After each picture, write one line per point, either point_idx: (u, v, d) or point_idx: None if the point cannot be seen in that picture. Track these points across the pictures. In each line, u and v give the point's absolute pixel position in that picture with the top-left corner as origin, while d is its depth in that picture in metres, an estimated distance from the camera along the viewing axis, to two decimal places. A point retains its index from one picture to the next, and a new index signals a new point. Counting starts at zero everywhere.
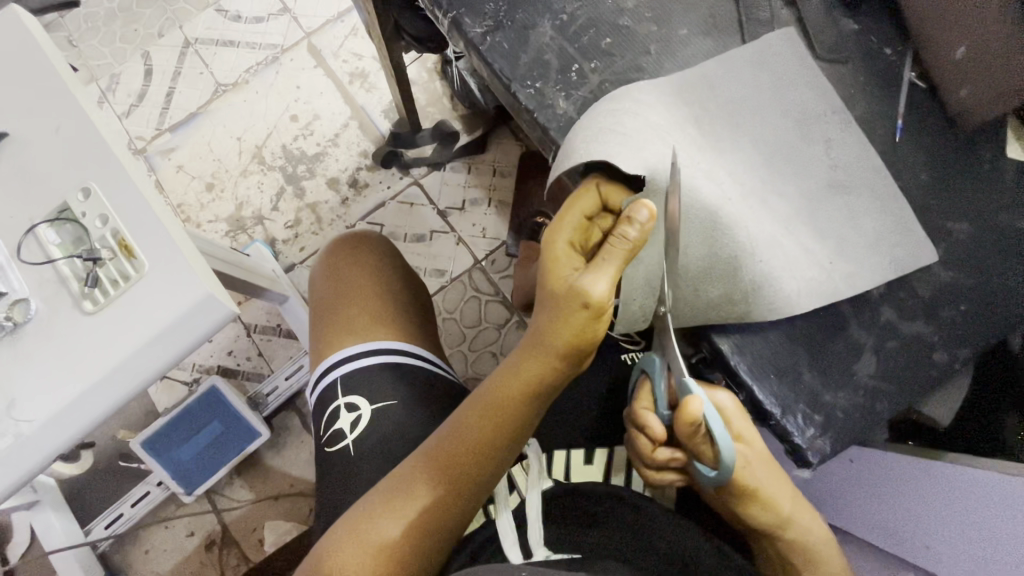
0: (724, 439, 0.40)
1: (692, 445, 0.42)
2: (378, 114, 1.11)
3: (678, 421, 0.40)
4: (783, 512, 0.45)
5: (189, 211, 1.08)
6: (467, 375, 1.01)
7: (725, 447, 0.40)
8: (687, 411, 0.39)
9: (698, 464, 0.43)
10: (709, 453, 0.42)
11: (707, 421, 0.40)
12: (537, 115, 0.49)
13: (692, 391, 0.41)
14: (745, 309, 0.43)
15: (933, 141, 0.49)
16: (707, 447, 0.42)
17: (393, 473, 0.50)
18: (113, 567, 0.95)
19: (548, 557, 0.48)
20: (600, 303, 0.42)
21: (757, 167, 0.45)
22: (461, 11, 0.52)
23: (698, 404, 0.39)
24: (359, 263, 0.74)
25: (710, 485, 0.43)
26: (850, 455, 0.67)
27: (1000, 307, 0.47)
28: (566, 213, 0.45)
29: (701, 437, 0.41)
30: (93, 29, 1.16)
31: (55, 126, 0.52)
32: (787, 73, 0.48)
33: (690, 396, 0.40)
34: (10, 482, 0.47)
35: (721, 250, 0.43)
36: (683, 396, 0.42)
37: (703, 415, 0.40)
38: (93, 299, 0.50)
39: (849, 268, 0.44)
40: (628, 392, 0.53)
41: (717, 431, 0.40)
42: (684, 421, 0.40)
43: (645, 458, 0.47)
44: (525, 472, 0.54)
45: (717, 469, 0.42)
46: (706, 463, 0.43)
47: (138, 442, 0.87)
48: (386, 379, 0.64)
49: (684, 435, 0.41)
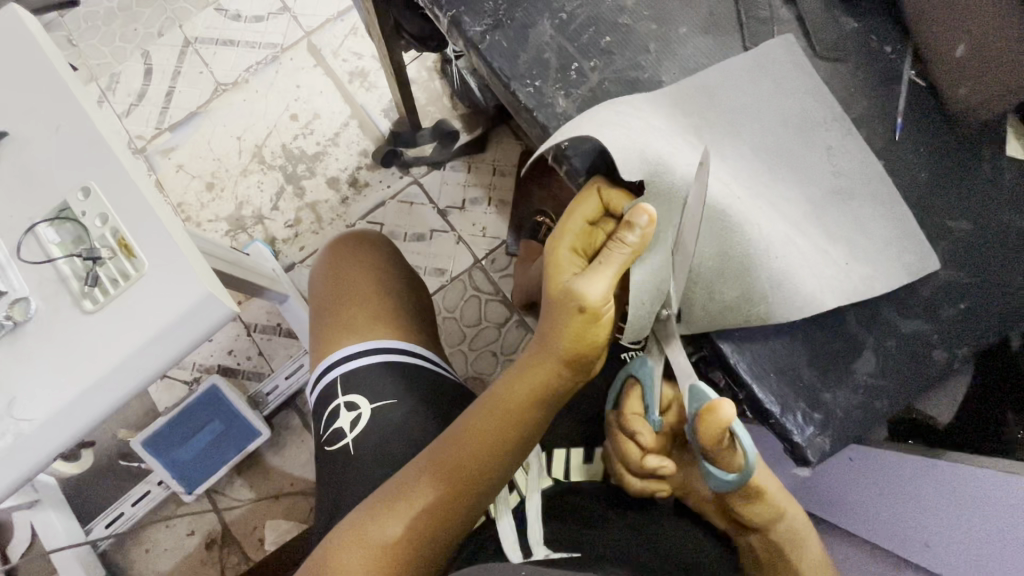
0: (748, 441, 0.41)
1: (716, 453, 0.42)
2: (377, 114, 1.11)
3: (705, 428, 0.40)
4: (778, 506, 0.44)
5: (189, 211, 1.08)
6: (467, 374, 1.01)
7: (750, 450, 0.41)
8: (720, 415, 0.39)
9: (711, 470, 0.43)
10: (732, 458, 0.42)
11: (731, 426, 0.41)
12: (537, 114, 0.49)
13: (714, 397, 0.41)
14: (767, 309, 0.43)
15: (933, 140, 0.49)
16: (729, 454, 0.42)
17: (395, 476, 0.50)
18: (114, 567, 0.95)
19: (549, 556, 0.47)
20: (595, 307, 0.42)
21: (756, 166, 0.45)
22: (460, 10, 0.52)
23: (729, 408, 0.40)
24: (359, 262, 0.74)
25: (721, 491, 0.43)
26: (850, 454, 0.65)
27: (1000, 305, 0.47)
28: (568, 218, 0.45)
29: (726, 444, 0.41)
30: (93, 28, 1.16)
31: (54, 125, 0.52)
32: (786, 73, 0.48)
33: (721, 400, 0.40)
34: (10, 481, 0.48)
35: (733, 249, 0.43)
36: (698, 400, 0.42)
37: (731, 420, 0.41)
38: (93, 299, 0.50)
39: (865, 271, 0.45)
40: (608, 403, 0.53)
41: (739, 433, 0.41)
42: (719, 426, 0.40)
43: (632, 466, 0.47)
44: (525, 473, 0.56)
45: (736, 473, 0.42)
46: (724, 468, 0.43)
47: (138, 442, 0.88)
48: (386, 378, 0.64)
49: (711, 444, 0.41)
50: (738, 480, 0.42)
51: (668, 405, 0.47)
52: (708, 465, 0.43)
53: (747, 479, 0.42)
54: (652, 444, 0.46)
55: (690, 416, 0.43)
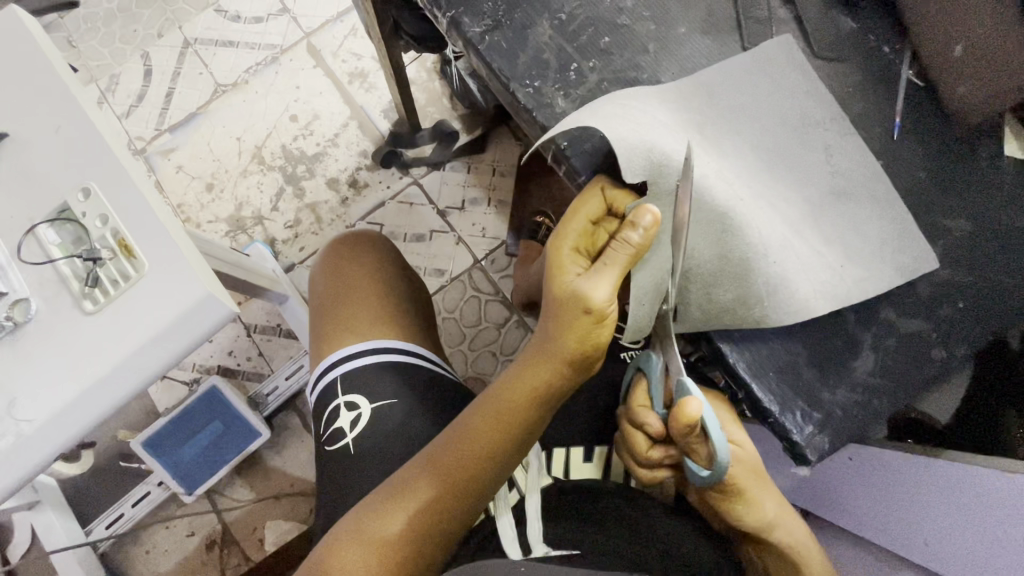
0: (719, 438, 0.40)
1: (687, 443, 0.42)
2: (377, 114, 1.11)
3: (675, 422, 0.40)
4: (770, 515, 0.45)
5: (189, 211, 1.08)
6: (467, 374, 1.01)
7: (720, 448, 0.40)
8: (686, 412, 0.39)
9: (690, 464, 0.43)
10: (705, 454, 0.42)
11: (702, 420, 0.41)
12: (536, 115, 0.49)
13: (690, 393, 0.40)
14: (760, 313, 0.43)
15: (930, 140, 0.49)
16: (702, 448, 0.42)
17: (395, 473, 0.50)
18: (113, 567, 0.95)
19: (548, 553, 0.47)
20: (601, 308, 0.43)
21: (755, 165, 0.46)
22: (460, 10, 0.52)
23: (696, 406, 0.39)
24: (358, 262, 0.74)
25: (699, 485, 0.44)
26: (850, 454, 0.66)
27: (998, 304, 0.47)
28: (571, 218, 0.45)
29: (696, 438, 0.41)
30: (93, 29, 1.16)
31: (55, 127, 0.52)
32: (784, 75, 0.48)
33: (689, 397, 0.40)
34: (11, 482, 0.48)
35: (732, 252, 0.43)
36: (680, 396, 0.42)
37: (701, 415, 0.40)
38: (93, 299, 0.51)
39: (860, 273, 0.45)
40: (624, 393, 0.54)
41: (711, 430, 0.41)
42: (682, 422, 0.39)
43: (638, 455, 0.48)
44: (525, 471, 0.55)
45: (710, 469, 0.42)
46: (700, 462, 0.43)
47: (138, 443, 0.88)
48: (386, 378, 0.64)
49: (681, 433, 0.41)
50: (709, 477, 0.42)
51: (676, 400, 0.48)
52: (687, 458, 0.44)
53: (719, 476, 0.41)
54: (659, 434, 0.45)
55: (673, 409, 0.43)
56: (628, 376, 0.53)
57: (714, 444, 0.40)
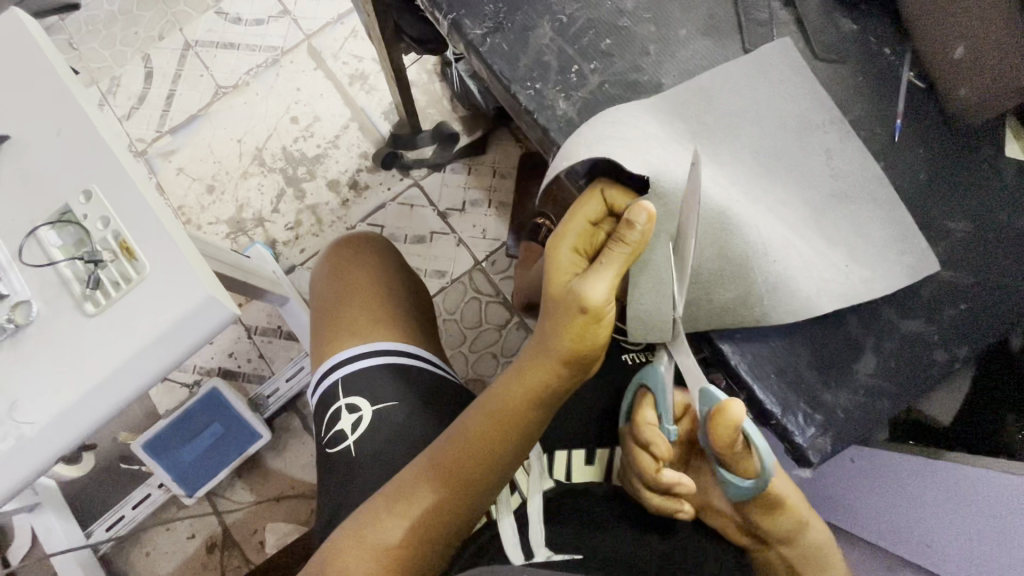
0: (761, 442, 0.41)
1: (728, 455, 0.41)
2: (377, 116, 1.11)
3: (716, 431, 0.39)
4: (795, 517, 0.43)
5: (189, 213, 1.08)
6: (468, 375, 1.01)
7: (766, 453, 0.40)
8: (728, 414, 0.38)
9: (727, 477, 0.43)
10: (747, 464, 0.42)
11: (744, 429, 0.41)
12: (538, 116, 0.50)
13: (721, 399, 0.40)
14: (762, 311, 0.43)
15: (932, 142, 0.49)
16: (747, 459, 0.41)
17: (396, 478, 0.50)
18: (115, 570, 0.95)
19: (548, 557, 0.47)
20: (597, 308, 0.42)
21: (756, 169, 0.46)
22: (461, 12, 0.52)
23: (739, 407, 0.39)
24: (359, 264, 0.74)
25: (737, 498, 0.43)
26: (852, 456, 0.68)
27: (999, 305, 0.47)
28: (571, 219, 0.45)
29: (740, 447, 0.41)
30: (93, 32, 1.16)
31: (56, 129, 0.52)
32: (782, 78, 0.48)
33: (727, 401, 0.39)
34: (12, 483, 0.48)
35: (731, 252, 0.43)
36: (709, 406, 0.41)
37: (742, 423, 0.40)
38: (94, 301, 0.51)
39: (865, 272, 0.45)
40: (624, 413, 0.54)
41: (753, 437, 0.41)
42: (727, 429, 0.39)
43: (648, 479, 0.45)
44: (526, 474, 0.55)
45: (754, 478, 0.42)
46: (740, 473, 0.42)
47: (138, 445, 0.87)
48: (387, 379, 0.64)
49: (722, 444, 0.40)
50: (756, 485, 0.41)
51: (681, 413, 0.49)
52: (725, 471, 0.43)
53: (767, 481, 0.41)
54: (666, 453, 0.45)
55: (702, 420, 0.42)
56: (627, 395, 0.53)
57: (758, 448, 0.41)
